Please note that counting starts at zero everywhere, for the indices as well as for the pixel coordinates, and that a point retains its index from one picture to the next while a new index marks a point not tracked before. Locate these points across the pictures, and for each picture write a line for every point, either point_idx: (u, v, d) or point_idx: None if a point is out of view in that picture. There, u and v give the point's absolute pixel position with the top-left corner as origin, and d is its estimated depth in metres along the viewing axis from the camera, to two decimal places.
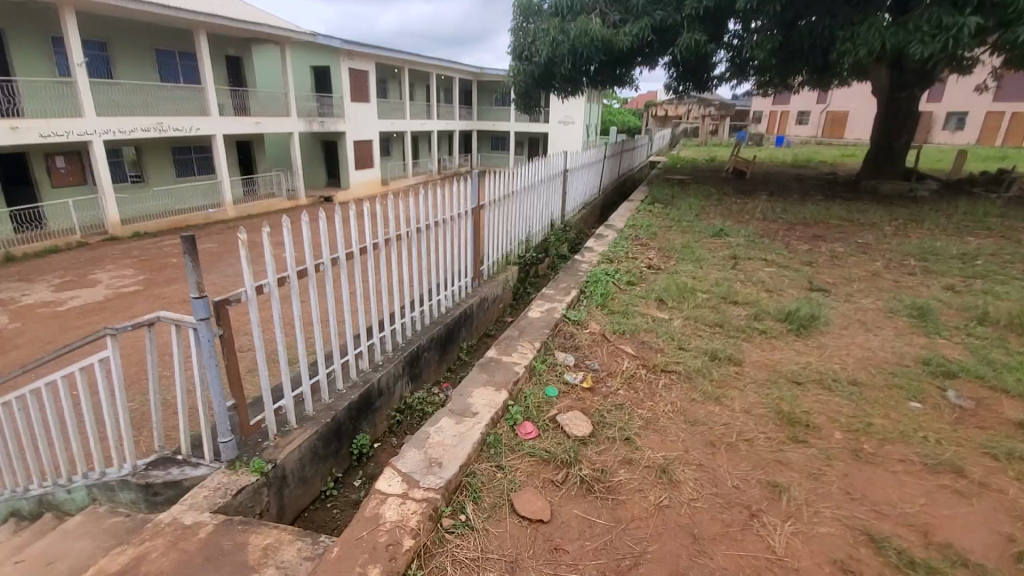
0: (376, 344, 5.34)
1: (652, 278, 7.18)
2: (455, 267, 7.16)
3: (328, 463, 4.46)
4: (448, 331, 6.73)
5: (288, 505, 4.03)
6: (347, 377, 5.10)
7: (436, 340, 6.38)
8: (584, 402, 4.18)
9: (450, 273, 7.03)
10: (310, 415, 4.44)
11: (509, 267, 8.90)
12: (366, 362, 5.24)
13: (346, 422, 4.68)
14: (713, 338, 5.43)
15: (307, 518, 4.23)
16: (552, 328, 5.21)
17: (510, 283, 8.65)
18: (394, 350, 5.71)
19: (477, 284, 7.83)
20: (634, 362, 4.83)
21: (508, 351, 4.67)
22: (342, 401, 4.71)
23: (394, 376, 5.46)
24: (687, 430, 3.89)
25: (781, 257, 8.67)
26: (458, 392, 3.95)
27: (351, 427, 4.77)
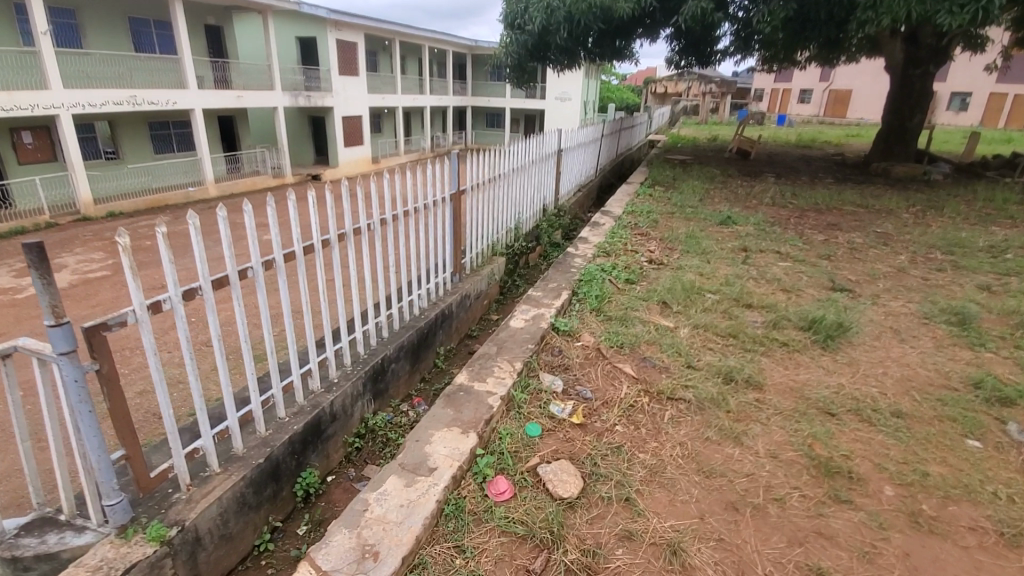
0: (329, 360, 4.49)
1: (654, 275, 6.34)
2: (432, 262, 6.28)
3: (261, 513, 3.69)
4: (423, 335, 5.89)
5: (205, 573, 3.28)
6: (292, 400, 4.28)
7: (406, 348, 5.54)
8: (573, 444, 3.37)
9: (425, 269, 6.15)
10: (236, 455, 3.65)
11: (496, 257, 8.02)
12: (316, 381, 4.41)
13: (287, 459, 3.89)
14: (727, 354, 4.62)
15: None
16: (536, 341, 4.37)
17: (496, 277, 7.78)
18: (355, 364, 4.88)
19: (458, 279, 6.96)
20: (634, 385, 4.01)
21: (483, 374, 3.85)
22: (281, 434, 3.90)
23: (351, 397, 4.64)
24: (701, 485, 3.09)
25: (797, 250, 7.83)
26: (414, 438, 3.12)
27: (294, 464, 3.99)
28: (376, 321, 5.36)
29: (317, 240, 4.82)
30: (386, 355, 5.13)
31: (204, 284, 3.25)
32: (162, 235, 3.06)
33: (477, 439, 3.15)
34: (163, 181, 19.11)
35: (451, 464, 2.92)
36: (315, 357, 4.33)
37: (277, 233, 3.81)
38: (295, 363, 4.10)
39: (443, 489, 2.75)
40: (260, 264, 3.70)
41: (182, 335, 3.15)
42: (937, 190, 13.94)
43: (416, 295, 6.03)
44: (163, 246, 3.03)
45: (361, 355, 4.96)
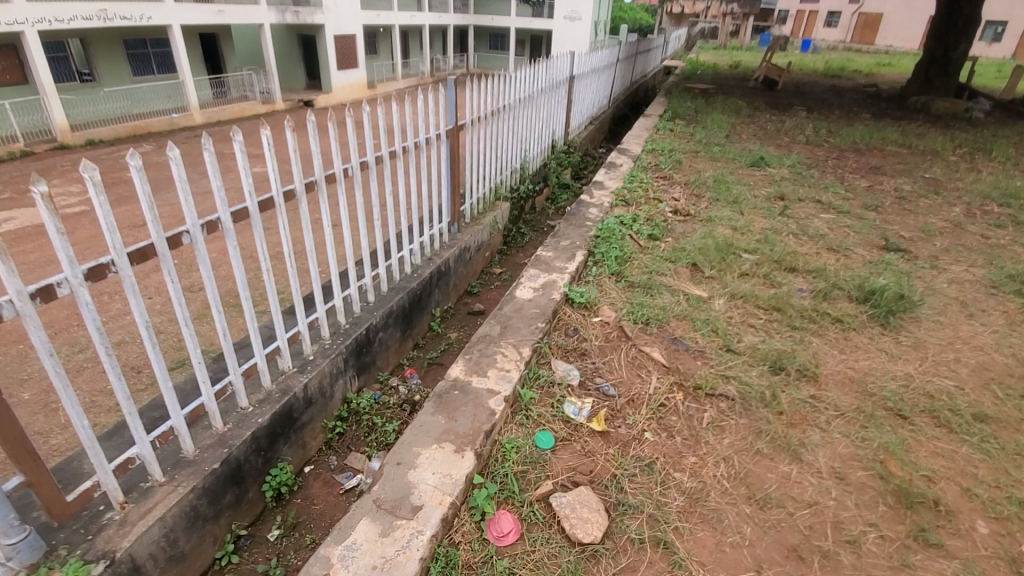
0: (301, 336, 3.79)
1: (681, 228, 5.51)
2: (427, 211, 5.42)
3: (220, 523, 3.14)
4: (417, 297, 5.16)
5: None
6: (258, 385, 3.62)
7: (397, 314, 4.81)
8: (593, 461, 2.71)
9: (418, 219, 5.32)
10: (185, 461, 3.04)
11: (500, 202, 7.13)
12: (287, 362, 3.74)
13: (250, 458, 3.30)
14: (772, 334, 3.91)
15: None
16: (547, 318, 3.63)
17: (500, 225, 6.94)
18: (333, 337, 4.17)
19: (457, 229, 6.14)
20: (666, 377, 3.31)
21: (483, 365, 3.14)
22: (240, 431, 3.28)
23: (330, 377, 3.99)
24: (754, 521, 2.47)
25: (839, 200, 6.93)
26: (394, 461, 2.47)
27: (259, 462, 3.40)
28: (360, 284, 4.62)
29: (296, 185, 3.79)
30: (371, 325, 4.41)
31: (117, 258, 2.50)
32: (42, 194, 2.23)
33: (474, 460, 2.50)
34: (147, 107, 17.67)
35: (441, 501, 2.27)
36: (282, 333, 3.63)
37: (218, 186, 3.00)
38: (256, 343, 3.40)
39: (428, 542, 2.11)
40: (200, 226, 2.92)
41: (92, 325, 2.44)
42: (981, 129, 12.78)
43: (407, 250, 5.23)
44: (47, 212, 2.23)
45: (342, 326, 4.24)
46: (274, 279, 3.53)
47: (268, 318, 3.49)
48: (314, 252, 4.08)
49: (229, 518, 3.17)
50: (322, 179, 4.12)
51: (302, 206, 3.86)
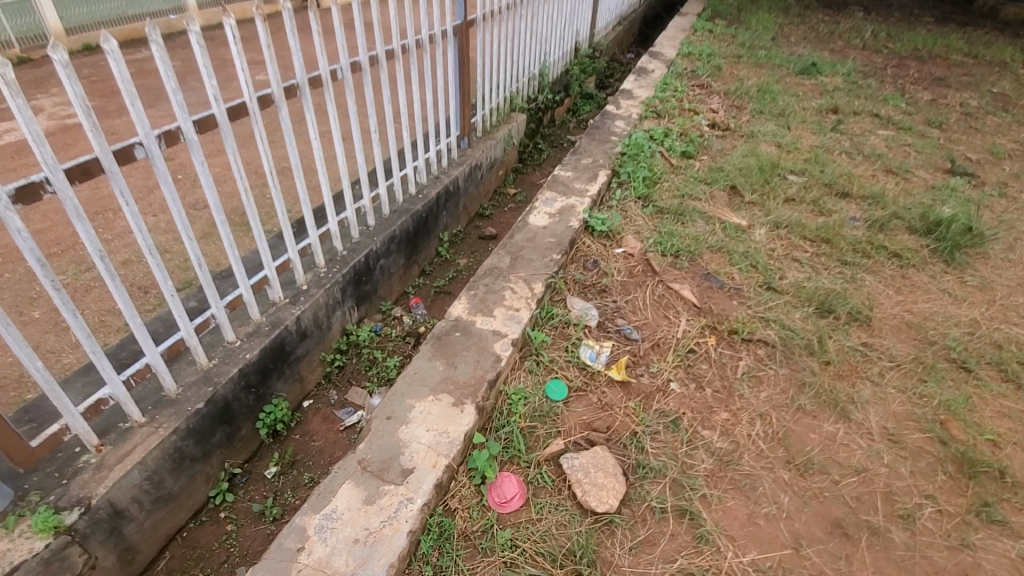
0: (292, 265, 3.43)
1: (719, 144, 4.87)
2: (434, 123, 4.84)
3: (211, 463, 2.99)
4: (423, 220, 4.71)
5: (138, 545, 2.70)
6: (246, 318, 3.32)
7: (401, 239, 4.40)
8: (611, 415, 2.39)
9: (423, 132, 4.74)
10: (166, 400, 2.82)
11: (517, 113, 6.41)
12: (277, 292, 3.41)
13: (239, 395, 3.08)
14: (818, 271, 3.44)
15: (183, 544, 2.90)
16: (564, 249, 3.18)
17: (516, 139, 6.28)
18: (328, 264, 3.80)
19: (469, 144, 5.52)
20: (697, 319, 2.90)
21: (489, 303, 2.75)
22: (226, 368, 3.02)
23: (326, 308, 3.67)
24: (793, 491, 2.17)
25: (898, 114, 6.12)
26: (383, 415, 2.17)
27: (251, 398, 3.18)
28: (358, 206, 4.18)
29: (273, 90, 3.05)
30: (371, 251, 4.02)
31: (51, 177, 2.12)
32: None
33: (475, 415, 2.19)
34: None
35: (435, 464, 2.00)
36: (269, 262, 3.26)
37: (174, 88, 2.53)
38: (238, 274, 3.05)
39: (419, 512, 1.85)
40: (156, 137, 2.48)
41: (30, 256, 2.09)
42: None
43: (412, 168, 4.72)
44: None
45: (338, 253, 3.87)
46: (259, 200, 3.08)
47: (253, 245, 3.11)
48: (322, 177, 3.59)
49: (221, 458, 3.01)
50: (305, 85, 3.28)
51: (283, 114, 3.10)
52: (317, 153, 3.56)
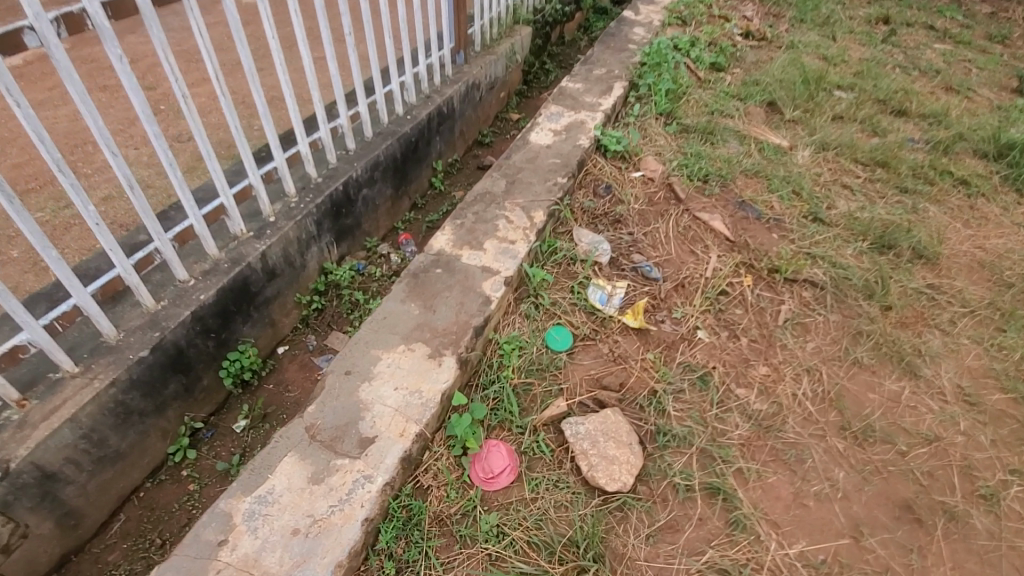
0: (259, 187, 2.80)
1: (754, 55, 4.18)
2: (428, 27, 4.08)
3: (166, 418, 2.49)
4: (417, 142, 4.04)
5: (82, 509, 2.24)
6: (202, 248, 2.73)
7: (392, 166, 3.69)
8: (625, 370, 1.96)
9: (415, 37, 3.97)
10: (104, 346, 2.28)
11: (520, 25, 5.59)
12: (239, 225, 2.77)
13: (194, 344, 2.55)
14: (873, 199, 2.90)
15: (137, 507, 2.42)
16: (571, 172, 2.63)
17: (519, 53, 5.49)
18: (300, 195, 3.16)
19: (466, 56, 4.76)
20: (730, 254, 2.41)
21: (478, 235, 2.24)
22: (179, 306, 2.46)
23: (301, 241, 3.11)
24: (849, 464, 1.76)
25: (955, 27, 5.32)
26: (341, 370, 1.73)
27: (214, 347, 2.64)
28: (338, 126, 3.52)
29: None
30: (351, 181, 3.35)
31: None
32: None
33: (456, 372, 1.75)
34: None
35: (402, 433, 1.58)
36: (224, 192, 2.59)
37: None
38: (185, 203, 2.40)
39: (379, 494, 1.46)
40: (53, 20, 1.57)
41: None
42: None
43: (400, 82, 3.99)
44: None
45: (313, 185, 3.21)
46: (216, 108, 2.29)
47: (204, 165, 2.41)
48: (302, 87, 2.86)
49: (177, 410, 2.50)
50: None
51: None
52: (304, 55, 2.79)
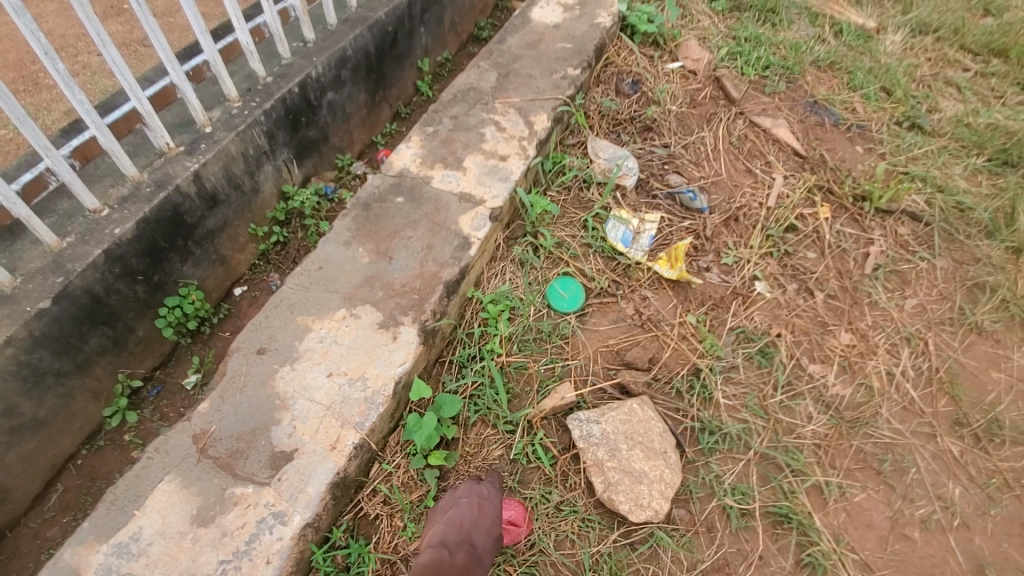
0: (211, 46, 1.55)
1: None
2: None
3: (99, 371, 1.45)
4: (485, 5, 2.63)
5: (4, 481, 1.34)
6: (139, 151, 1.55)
7: (377, 55, 2.03)
8: (657, 339, 1.42)
9: None
10: None
11: None
12: (164, 136, 1.52)
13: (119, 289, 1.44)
14: (985, 101, 2.18)
15: (79, 475, 1.46)
16: (587, 60, 1.95)
17: None
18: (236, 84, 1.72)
19: None
20: (800, 175, 1.78)
21: (456, 147, 1.63)
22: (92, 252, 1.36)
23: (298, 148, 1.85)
24: (967, 477, 1.26)
25: None
26: (251, 349, 1.19)
27: (147, 287, 1.52)
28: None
29: None
30: (314, 69, 1.79)
31: None
32: None
33: (418, 349, 1.22)
34: None
35: (333, 446, 1.08)
36: (133, 77, 1.39)
37: None
38: (71, 89, 1.26)
39: (295, 543, 1.00)
40: None
41: None
42: None
43: None
44: None
45: (257, 72, 1.73)
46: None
47: (96, 38, 1.28)
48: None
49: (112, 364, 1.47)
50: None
51: None
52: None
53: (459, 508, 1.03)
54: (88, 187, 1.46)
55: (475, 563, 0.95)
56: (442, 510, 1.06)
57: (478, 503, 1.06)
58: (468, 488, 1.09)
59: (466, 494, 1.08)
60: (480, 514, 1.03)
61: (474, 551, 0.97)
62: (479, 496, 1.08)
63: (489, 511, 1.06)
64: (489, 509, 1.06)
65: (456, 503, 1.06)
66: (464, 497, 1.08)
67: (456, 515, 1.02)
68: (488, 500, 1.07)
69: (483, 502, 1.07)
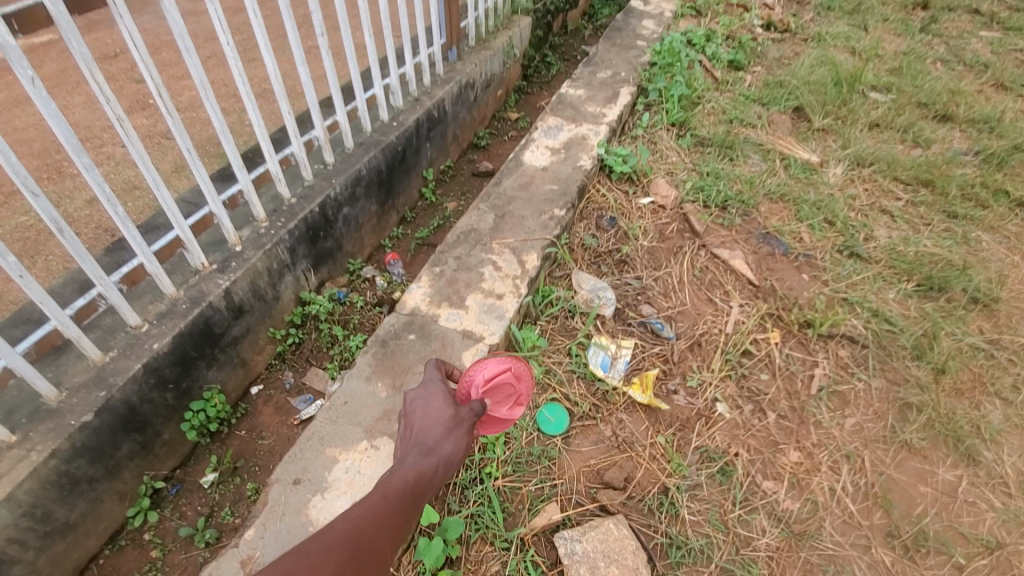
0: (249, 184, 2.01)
1: (777, 51, 3.72)
2: None
3: (126, 475, 1.75)
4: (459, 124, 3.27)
5: None
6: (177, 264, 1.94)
7: (386, 172, 2.66)
8: (632, 459, 1.66)
9: None
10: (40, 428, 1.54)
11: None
12: (199, 256, 1.91)
13: (151, 398, 1.75)
14: (916, 227, 2.50)
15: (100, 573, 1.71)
16: (571, 201, 2.29)
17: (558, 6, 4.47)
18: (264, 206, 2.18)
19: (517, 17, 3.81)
20: (753, 302, 2.09)
21: (459, 287, 1.93)
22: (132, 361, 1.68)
23: (313, 252, 2.32)
24: None
25: (1003, 10, 4.65)
26: (288, 479, 1.43)
27: (175, 394, 1.85)
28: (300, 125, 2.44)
29: None
30: (332, 190, 2.31)
31: None
32: None
33: None
34: None
35: None
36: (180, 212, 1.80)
37: None
38: (128, 227, 1.65)
39: None
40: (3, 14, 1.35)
41: None
42: None
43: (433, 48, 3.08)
44: None
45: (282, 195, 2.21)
46: (175, 121, 1.71)
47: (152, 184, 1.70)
48: (292, 53, 2.12)
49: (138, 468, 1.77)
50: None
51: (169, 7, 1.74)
52: (281, 4, 2.04)
53: (410, 416, 1.24)
54: (133, 304, 1.81)
55: (422, 450, 1.14)
56: (404, 422, 1.27)
57: (421, 406, 1.25)
58: (411, 397, 1.28)
59: (411, 402, 1.28)
60: (422, 411, 1.23)
61: (420, 442, 1.16)
62: (421, 397, 1.27)
63: (435, 404, 1.24)
64: (431, 404, 1.25)
65: (409, 413, 1.26)
66: (411, 405, 1.27)
67: (410, 424, 1.23)
68: (427, 396, 1.26)
69: (424, 403, 1.25)
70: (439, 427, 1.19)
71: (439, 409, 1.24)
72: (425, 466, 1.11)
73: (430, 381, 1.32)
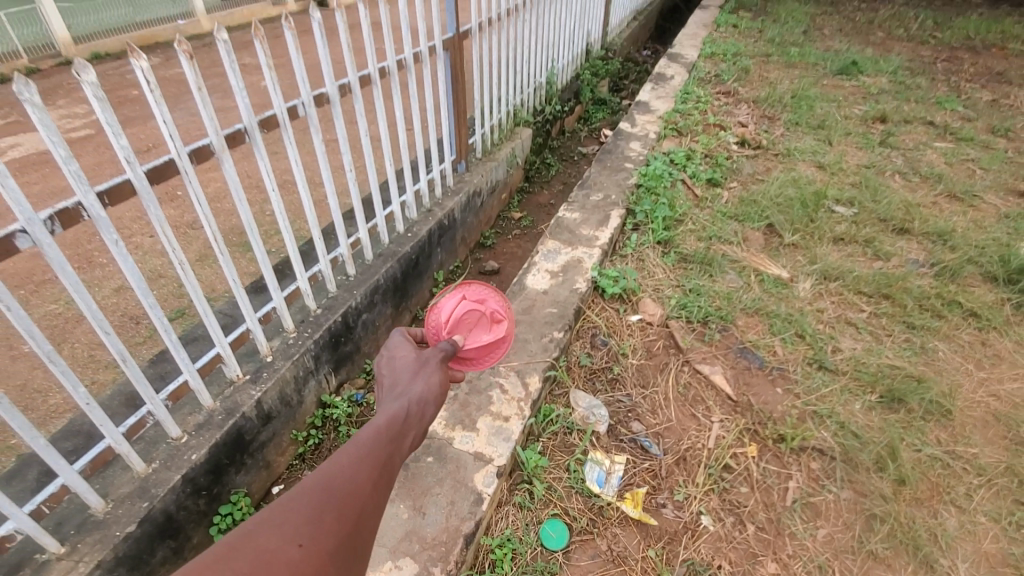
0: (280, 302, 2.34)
1: (751, 167, 4.16)
2: (477, 105, 3.64)
3: None
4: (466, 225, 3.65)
5: None
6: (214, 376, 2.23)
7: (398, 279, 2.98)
8: (625, 573, 1.86)
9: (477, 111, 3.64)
10: (89, 538, 1.75)
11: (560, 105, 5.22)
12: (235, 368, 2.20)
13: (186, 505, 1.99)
14: (878, 337, 2.79)
15: None
16: (568, 324, 2.61)
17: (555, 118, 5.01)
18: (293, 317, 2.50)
19: (519, 133, 4.30)
20: (731, 418, 2.34)
21: (470, 410, 2.20)
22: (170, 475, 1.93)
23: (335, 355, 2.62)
24: None
25: (955, 120, 5.18)
26: None
27: (206, 500, 2.08)
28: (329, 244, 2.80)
29: (211, 139, 2.00)
30: (354, 301, 2.64)
31: None
32: None
33: None
34: None
35: None
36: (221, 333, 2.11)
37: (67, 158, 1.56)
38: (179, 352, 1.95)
39: None
40: (98, 195, 1.68)
41: None
42: None
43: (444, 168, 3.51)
44: None
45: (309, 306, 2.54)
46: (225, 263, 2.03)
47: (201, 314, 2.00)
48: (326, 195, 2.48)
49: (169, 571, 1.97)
50: (257, 128, 2.14)
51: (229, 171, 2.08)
52: (319, 157, 2.43)
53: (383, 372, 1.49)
54: (174, 415, 2.09)
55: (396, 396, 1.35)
56: (380, 379, 1.50)
57: (389, 363, 1.50)
58: (381, 360, 1.53)
59: (383, 364, 1.52)
60: (392, 367, 1.48)
61: (393, 391, 1.38)
62: (390, 357, 1.53)
63: (401, 356, 1.51)
64: (397, 358, 1.51)
65: (383, 371, 1.50)
66: (382, 367, 1.52)
67: (384, 377, 1.47)
68: (394, 353, 1.53)
69: (393, 360, 1.51)
70: (408, 375, 1.43)
71: (405, 362, 1.49)
72: (400, 407, 1.31)
73: (396, 343, 1.59)
